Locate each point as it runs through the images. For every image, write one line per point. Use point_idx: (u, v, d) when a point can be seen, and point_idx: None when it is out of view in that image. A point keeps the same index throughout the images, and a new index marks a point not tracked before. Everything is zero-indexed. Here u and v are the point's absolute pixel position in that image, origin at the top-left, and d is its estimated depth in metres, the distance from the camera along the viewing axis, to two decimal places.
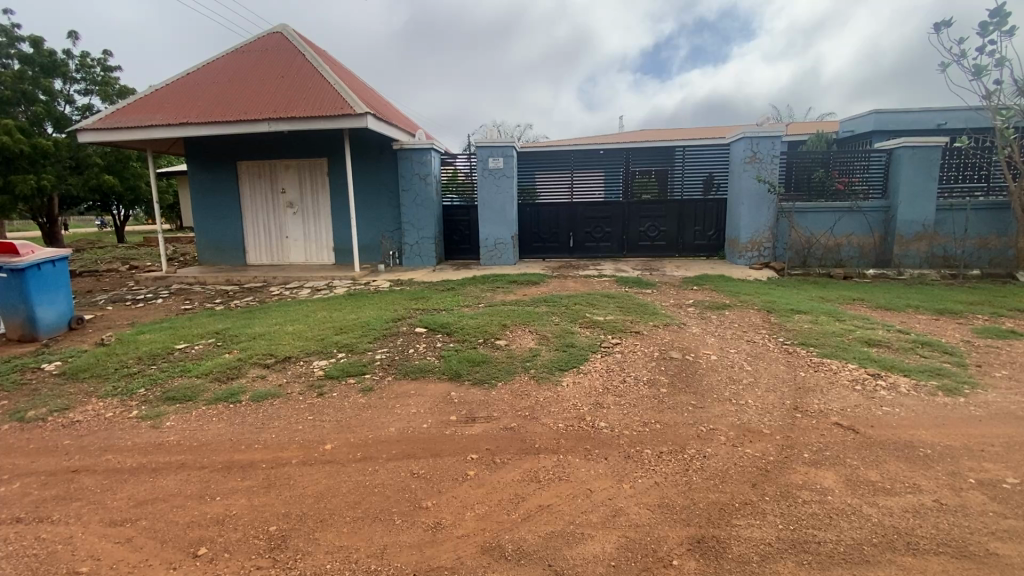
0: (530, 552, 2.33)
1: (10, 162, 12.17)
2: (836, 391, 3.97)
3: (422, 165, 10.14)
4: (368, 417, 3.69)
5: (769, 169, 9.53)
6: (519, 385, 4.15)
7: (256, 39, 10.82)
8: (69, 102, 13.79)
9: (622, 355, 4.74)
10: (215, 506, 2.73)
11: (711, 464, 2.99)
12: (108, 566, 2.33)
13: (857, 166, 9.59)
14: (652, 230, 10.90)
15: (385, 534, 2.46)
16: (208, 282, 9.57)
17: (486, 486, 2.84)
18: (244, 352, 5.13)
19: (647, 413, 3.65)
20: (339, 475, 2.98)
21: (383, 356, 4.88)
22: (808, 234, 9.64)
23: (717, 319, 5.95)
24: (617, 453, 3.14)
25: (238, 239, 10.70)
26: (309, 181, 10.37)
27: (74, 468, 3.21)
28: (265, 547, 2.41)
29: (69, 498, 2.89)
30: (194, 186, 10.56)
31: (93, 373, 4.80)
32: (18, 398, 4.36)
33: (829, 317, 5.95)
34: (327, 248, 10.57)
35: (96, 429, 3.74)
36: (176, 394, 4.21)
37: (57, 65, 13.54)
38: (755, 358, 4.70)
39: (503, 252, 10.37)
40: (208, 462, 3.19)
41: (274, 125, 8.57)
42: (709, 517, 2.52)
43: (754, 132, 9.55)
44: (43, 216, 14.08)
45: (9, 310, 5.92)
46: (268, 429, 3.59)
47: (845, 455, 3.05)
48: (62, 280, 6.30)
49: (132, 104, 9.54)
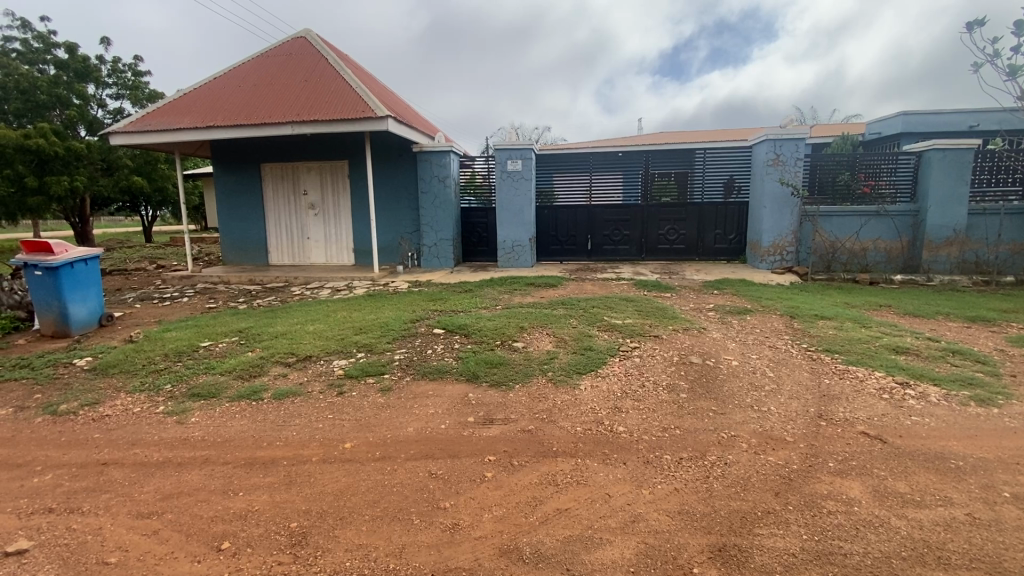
0: (549, 555, 2.32)
1: (45, 163, 12.62)
2: (862, 399, 3.87)
3: (441, 168, 10.22)
4: (387, 417, 3.73)
5: (793, 172, 9.33)
6: (536, 386, 4.17)
7: (280, 44, 11.01)
8: (102, 106, 14.31)
9: (641, 359, 4.70)
10: (238, 501, 2.79)
11: (732, 471, 2.94)
12: (136, 558, 2.39)
13: (884, 169, 9.35)
14: (671, 233, 10.78)
15: (403, 533, 2.48)
16: (232, 282, 9.75)
17: (504, 488, 2.84)
18: (266, 351, 5.20)
19: (667, 419, 3.60)
20: (358, 474, 3.00)
21: (401, 357, 4.92)
22: (832, 237, 9.43)
23: (739, 324, 5.85)
24: (636, 458, 3.11)
25: (261, 239, 10.90)
26: (331, 183, 10.52)
27: (103, 461, 3.30)
28: (287, 543, 2.44)
29: (99, 490, 2.97)
30: (220, 187, 10.81)
31: (122, 369, 4.94)
32: (51, 392, 4.52)
33: (854, 323, 5.81)
34: (347, 250, 10.71)
35: (125, 423, 3.84)
36: (200, 391, 4.31)
37: (90, 70, 14.04)
38: (778, 364, 4.60)
39: (520, 254, 10.39)
40: (231, 458, 3.25)
41: (296, 128, 8.72)
42: (730, 525, 2.47)
43: (777, 133, 9.37)
44: (75, 216, 14.57)
45: (43, 307, 6.12)
46: (290, 426, 3.65)
47: (872, 466, 2.97)
48: (93, 277, 6.50)
49: (162, 109, 9.80)
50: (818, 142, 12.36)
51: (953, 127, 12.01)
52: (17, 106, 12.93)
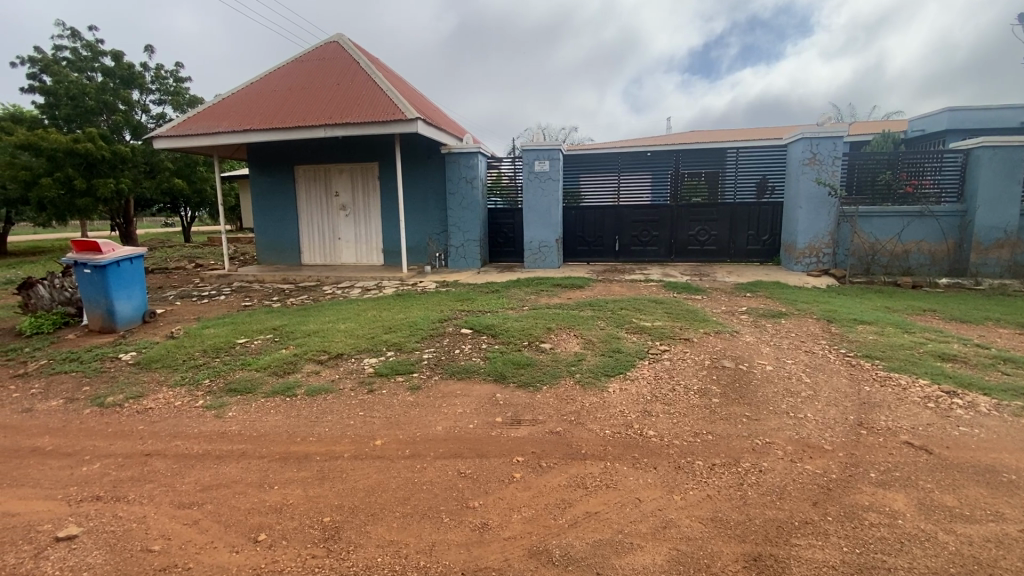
0: (578, 558, 2.30)
1: (93, 166, 13.25)
2: (905, 408, 3.72)
3: (469, 169, 10.29)
4: (416, 415, 3.78)
5: (831, 171, 9.03)
6: (564, 388, 4.14)
7: (314, 48, 11.28)
8: (145, 111, 14.93)
9: (670, 362, 4.63)
10: (273, 495, 2.86)
11: (767, 478, 2.87)
12: (177, 546, 2.48)
13: (928, 167, 8.95)
14: (702, 234, 10.58)
15: (432, 531, 2.50)
16: (266, 281, 10.02)
17: (532, 489, 2.83)
18: (299, 348, 5.33)
19: (698, 424, 3.54)
20: (388, 471, 3.05)
21: (429, 356, 4.96)
22: (872, 239, 9.09)
23: (773, 328, 5.70)
24: (666, 463, 3.06)
25: (294, 240, 11.17)
26: (362, 184, 10.72)
27: (147, 452, 3.43)
28: (321, 536, 2.49)
29: (143, 479, 3.10)
30: (255, 189, 11.13)
31: (164, 364, 5.14)
32: (99, 384, 4.74)
33: (896, 328, 5.58)
34: (377, 250, 10.89)
35: (166, 416, 4.00)
36: (237, 386, 4.45)
37: (135, 77, 14.65)
38: (814, 370, 4.46)
39: (547, 255, 10.37)
40: (266, 452, 3.34)
41: (329, 131, 8.90)
42: (766, 534, 2.41)
43: (813, 131, 9.09)
44: (120, 216, 15.25)
45: (92, 303, 6.43)
46: (322, 422, 3.74)
47: (917, 477, 2.84)
48: (137, 275, 6.79)
49: (203, 113, 10.16)
50: (857, 141, 11.94)
51: (1003, 123, 11.45)
52: (67, 112, 13.62)
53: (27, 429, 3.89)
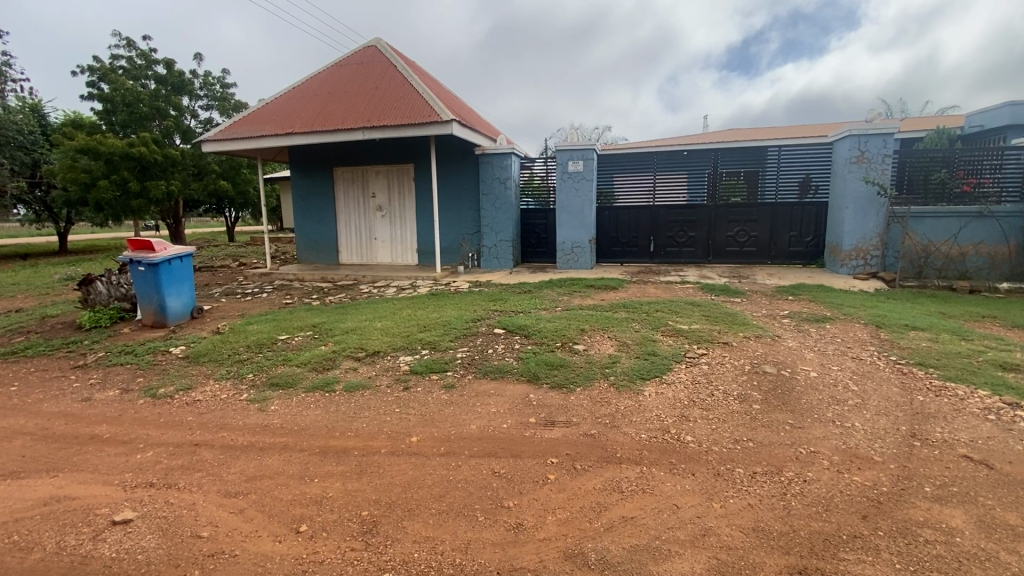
0: (614, 563, 2.27)
1: (146, 169, 13.96)
2: (963, 419, 3.51)
3: (503, 169, 10.34)
4: (450, 413, 3.81)
5: (880, 170, 8.63)
6: (598, 390, 4.10)
7: (352, 53, 11.56)
8: (194, 116, 15.65)
9: (709, 366, 4.52)
10: (314, 487, 2.94)
11: (812, 489, 2.76)
12: (225, 533, 2.58)
13: (987, 165, 8.46)
14: (741, 235, 10.29)
15: (468, 529, 2.52)
16: (306, 280, 10.33)
17: (567, 491, 2.82)
18: (338, 345, 5.47)
19: (739, 430, 3.44)
20: (424, 468, 3.09)
21: (463, 356, 4.99)
22: (925, 240, 8.62)
23: (817, 333, 5.49)
24: (705, 469, 2.99)
25: (332, 239, 11.47)
26: (397, 185, 10.93)
27: (195, 442, 3.59)
28: (359, 530, 2.55)
29: (192, 468, 3.25)
30: (296, 191, 11.50)
31: (211, 358, 5.37)
32: (151, 376, 5.00)
33: (952, 335, 5.28)
34: (412, 250, 11.07)
35: (213, 408, 4.18)
36: (279, 380, 4.61)
37: (185, 84, 15.38)
38: (862, 377, 4.27)
39: (580, 255, 10.29)
40: (307, 446, 3.44)
41: (366, 133, 9.09)
42: (812, 547, 2.32)
43: (861, 128, 8.71)
44: (171, 217, 16.01)
45: (144, 299, 6.76)
46: (360, 418, 3.82)
47: (977, 494, 2.68)
48: (187, 274, 7.11)
49: (248, 117, 10.57)
50: (908, 137, 11.36)
51: None
52: (123, 118, 14.41)
53: (86, 417, 4.14)
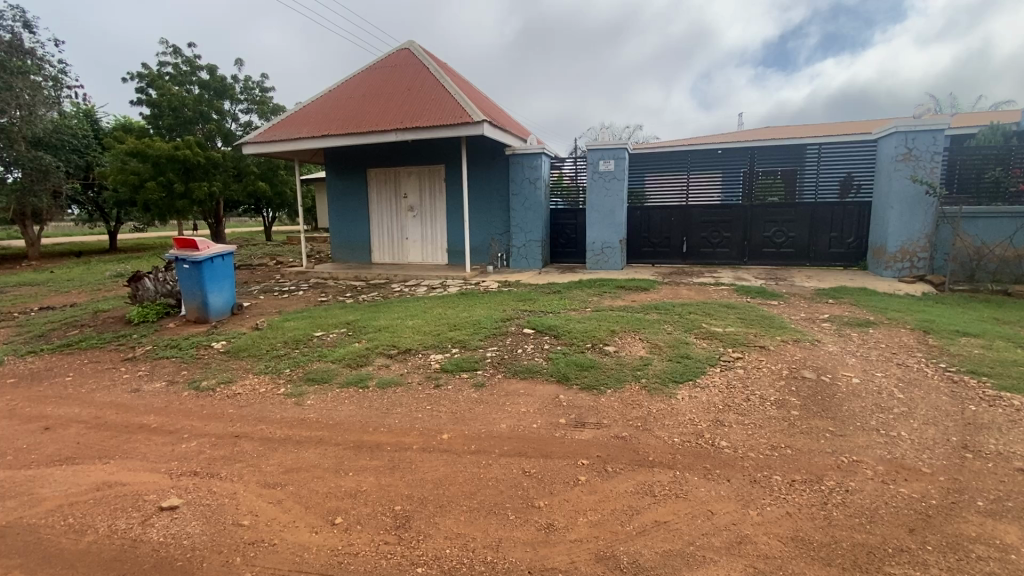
0: (647, 567, 2.25)
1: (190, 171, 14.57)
2: (1019, 432, 3.31)
3: (533, 169, 10.34)
4: (481, 412, 3.84)
5: (928, 168, 8.24)
6: (629, 393, 4.05)
7: (386, 56, 11.78)
8: (235, 120, 16.24)
9: (744, 370, 4.40)
10: (348, 481, 3.01)
11: (855, 500, 2.66)
12: (264, 523, 2.67)
13: None
14: (778, 236, 9.99)
15: (499, 527, 2.54)
16: (340, 278, 10.56)
17: (598, 493, 2.80)
18: (370, 342, 5.58)
19: (775, 436, 3.35)
20: (455, 465, 3.12)
21: (493, 355, 5.02)
22: (977, 242, 8.16)
23: (859, 338, 5.28)
24: (740, 475, 2.92)
25: (365, 239, 11.70)
26: (429, 186, 11.07)
27: (235, 434, 3.73)
28: (392, 524, 2.60)
29: (233, 459, 3.37)
30: (331, 191, 11.78)
31: (250, 352, 5.57)
32: (194, 369, 5.21)
33: (1008, 342, 4.99)
34: (442, 250, 11.19)
35: (253, 401, 4.33)
36: (315, 376, 4.74)
37: (227, 88, 15.96)
38: (908, 385, 4.09)
39: (610, 256, 10.20)
40: (341, 440, 3.53)
41: (399, 134, 9.22)
42: (854, 559, 2.24)
43: (909, 124, 8.34)
44: (212, 217, 16.63)
45: (188, 295, 7.06)
46: (392, 414, 3.89)
47: None
48: (228, 271, 7.38)
49: (286, 120, 10.89)
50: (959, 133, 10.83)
51: None
52: (169, 122, 15.07)
53: (135, 407, 4.35)
